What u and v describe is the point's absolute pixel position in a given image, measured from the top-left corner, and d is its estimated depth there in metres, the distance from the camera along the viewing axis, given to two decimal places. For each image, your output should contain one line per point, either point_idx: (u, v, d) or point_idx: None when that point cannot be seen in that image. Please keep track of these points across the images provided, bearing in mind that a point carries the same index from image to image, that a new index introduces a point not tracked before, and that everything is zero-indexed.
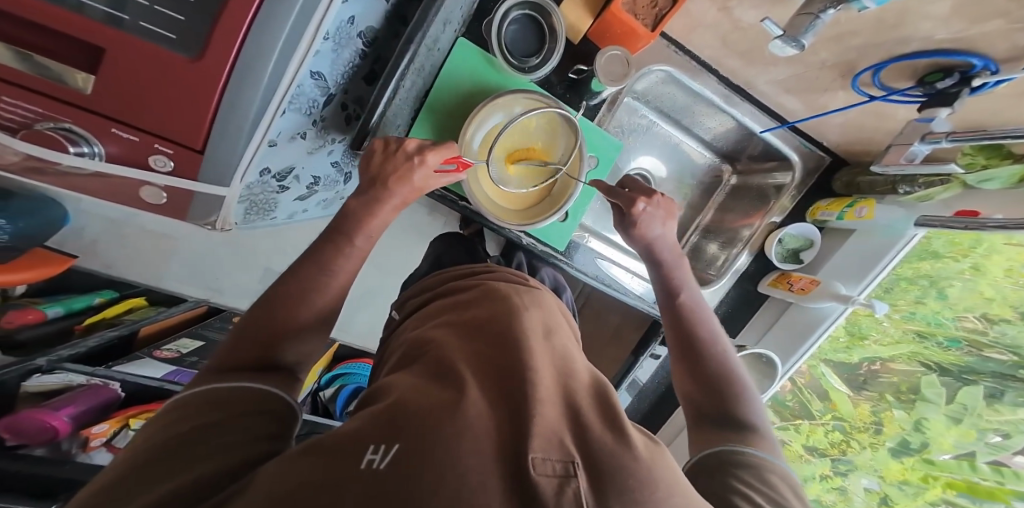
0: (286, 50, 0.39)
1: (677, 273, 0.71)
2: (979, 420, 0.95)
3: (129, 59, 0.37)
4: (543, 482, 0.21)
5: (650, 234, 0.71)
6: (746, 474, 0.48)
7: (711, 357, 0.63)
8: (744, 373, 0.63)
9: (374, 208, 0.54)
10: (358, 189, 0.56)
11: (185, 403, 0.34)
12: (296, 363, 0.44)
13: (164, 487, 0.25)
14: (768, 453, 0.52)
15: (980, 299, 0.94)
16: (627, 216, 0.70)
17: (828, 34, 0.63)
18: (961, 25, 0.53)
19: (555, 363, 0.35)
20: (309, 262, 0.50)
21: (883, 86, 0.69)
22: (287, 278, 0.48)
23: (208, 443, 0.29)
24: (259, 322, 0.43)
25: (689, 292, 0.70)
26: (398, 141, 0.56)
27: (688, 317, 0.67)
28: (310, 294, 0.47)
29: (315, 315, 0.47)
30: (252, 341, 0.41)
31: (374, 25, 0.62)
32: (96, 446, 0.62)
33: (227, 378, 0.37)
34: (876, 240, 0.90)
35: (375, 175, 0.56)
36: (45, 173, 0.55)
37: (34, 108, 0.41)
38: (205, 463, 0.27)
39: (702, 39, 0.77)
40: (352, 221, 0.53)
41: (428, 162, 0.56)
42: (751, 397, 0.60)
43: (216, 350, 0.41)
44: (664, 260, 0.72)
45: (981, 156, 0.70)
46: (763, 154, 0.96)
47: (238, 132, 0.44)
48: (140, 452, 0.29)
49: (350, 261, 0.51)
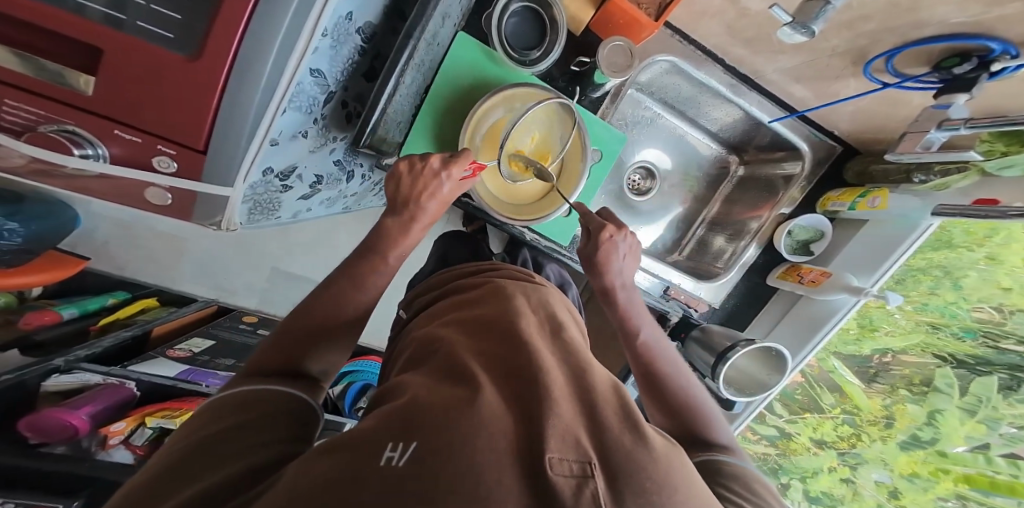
0: (284, 47, 0.39)
1: (634, 309, 0.71)
2: (994, 412, 0.92)
3: (129, 59, 0.37)
4: (561, 483, 0.21)
5: (614, 269, 0.71)
6: (732, 483, 0.49)
7: (676, 384, 0.63)
8: (704, 394, 0.64)
9: (408, 229, 0.55)
10: (390, 209, 0.57)
11: (214, 405, 0.34)
12: (320, 373, 0.45)
13: (196, 486, 0.26)
14: (745, 462, 0.54)
15: (997, 289, 0.93)
16: (592, 239, 0.69)
17: (839, 20, 0.61)
18: (977, 9, 0.51)
19: (567, 361, 0.34)
20: (341, 275, 0.51)
21: (897, 72, 0.67)
22: (325, 286, 0.50)
23: (234, 445, 0.30)
24: (296, 323, 0.45)
25: (647, 328, 0.70)
26: (423, 159, 0.55)
27: (651, 352, 0.67)
28: (334, 306, 0.47)
29: (336, 318, 0.47)
30: (284, 346, 0.43)
31: (371, 20, 0.61)
32: (114, 445, 0.63)
33: (254, 380, 0.38)
34: (890, 230, 0.88)
35: (406, 196, 0.55)
36: (53, 175, 0.56)
37: (38, 111, 0.42)
38: (231, 464, 0.28)
39: (708, 27, 0.75)
40: (385, 241, 0.54)
41: (455, 175, 0.55)
42: (714, 410, 0.62)
43: (254, 352, 0.42)
44: (617, 299, 0.71)
45: (999, 143, 0.68)
46: (771, 144, 0.94)
47: (239, 133, 0.44)
48: (169, 453, 0.29)
49: (383, 277, 0.53)
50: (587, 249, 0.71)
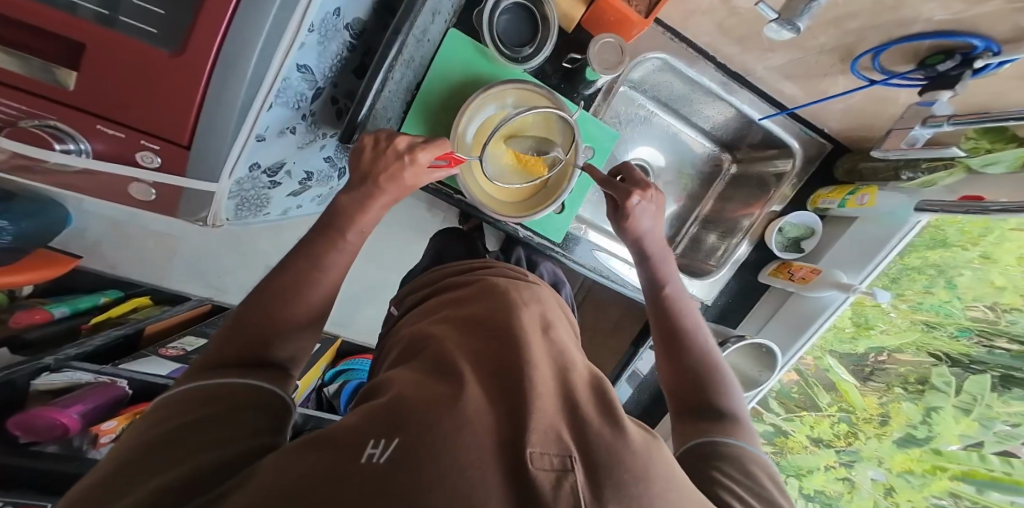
0: (270, 40, 0.39)
1: (662, 266, 0.72)
2: (987, 410, 0.94)
3: (113, 55, 0.37)
4: (541, 477, 0.21)
5: (640, 227, 0.71)
6: (730, 467, 0.48)
7: (695, 343, 0.64)
8: (725, 365, 0.64)
9: (365, 205, 0.55)
10: (346, 185, 0.57)
11: (182, 400, 0.34)
12: (287, 359, 0.45)
13: (162, 480, 0.26)
14: (752, 446, 0.53)
15: (991, 288, 0.93)
16: (620, 209, 0.70)
17: (825, 18, 0.61)
18: (961, 7, 0.51)
19: (553, 358, 0.34)
20: (297, 256, 0.51)
21: (884, 69, 0.68)
22: (279, 270, 0.49)
23: (199, 440, 0.29)
24: (258, 318, 0.44)
25: (674, 284, 0.72)
26: (388, 139, 0.55)
27: (673, 307, 0.68)
28: (303, 288, 0.47)
29: (310, 311, 0.48)
30: (244, 337, 0.42)
31: (361, 16, 0.61)
32: (105, 443, 0.64)
33: (219, 374, 0.37)
34: (877, 226, 0.88)
35: (363, 173, 0.56)
36: (35, 171, 0.55)
37: (20, 106, 0.42)
38: (197, 457, 0.28)
39: (698, 24, 0.75)
40: (343, 216, 0.54)
41: (419, 160, 0.55)
42: (732, 385, 0.61)
43: (207, 346, 0.42)
44: (652, 254, 0.73)
45: (984, 139, 0.69)
46: (763, 142, 0.95)
47: (224, 128, 0.44)
48: (137, 449, 0.29)
49: (342, 254, 0.53)
50: (616, 214, 0.71)
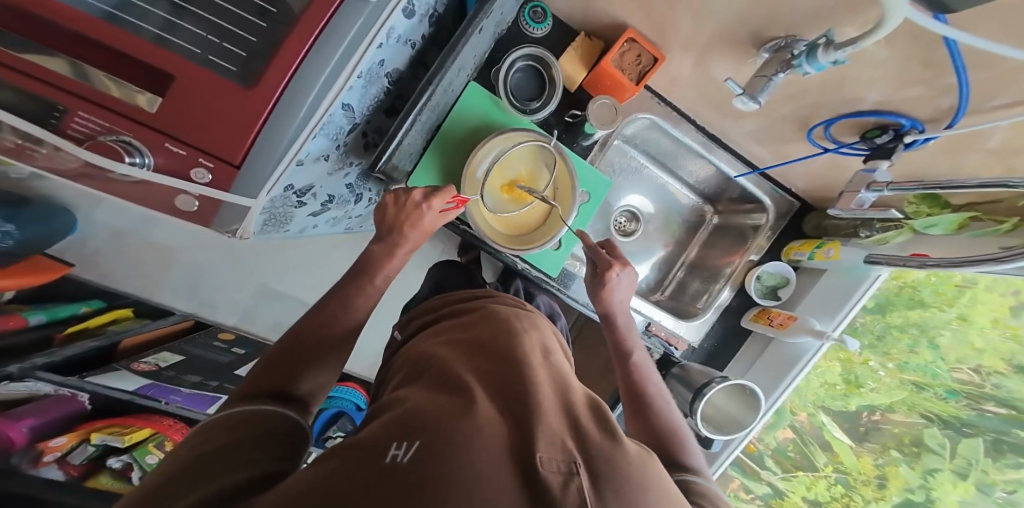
0: (330, 77, 0.45)
1: (627, 332, 0.75)
2: (984, 476, 0.97)
3: (195, 82, 0.43)
4: (550, 478, 0.23)
5: (611, 300, 0.75)
6: (699, 498, 0.51)
7: (656, 406, 0.66)
8: (684, 425, 0.66)
9: (392, 255, 0.58)
10: (377, 237, 0.60)
11: (204, 429, 0.35)
12: (309, 394, 0.46)
13: (194, 496, 0.27)
14: (709, 481, 0.55)
15: (972, 350, 0.98)
16: (598, 276, 0.74)
17: (785, 92, 0.70)
18: (890, 89, 0.59)
19: (554, 378, 0.37)
20: (331, 300, 0.54)
21: (835, 139, 0.76)
22: (317, 309, 0.53)
23: (226, 463, 0.31)
24: (282, 354, 0.46)
25: (639, 351, 0.74)
26: (407, 192, 0.59)
27: (637, 372, 0.71)
28: (324, 329, 0.50)
29: (330, 341, 0.49)
30: (273, 372, 0.44)
31: (400, 67, 0.68)
32: (48, 462, 0.61)
33: (247, 403, 0.39)
34: (844, 280, 0.93)
35: (391, 224, 0.59)
36: (90, 180, 0.58)
37: (103, 122, 0.45)
38: (224, 478, 0.29)
39: (681, 92, 0.85)
40: (372, 261, 0.58)
41: (435, 207, 0.59)
42: (690, 439, 0.64)
43: (241, 382, 0.44)
44: (618, 324, 0.75)
45: (923, 204, 0.75)
46: (741, 197, 1.03)
47: (274, 151, 0.48)
48: (167, 471, 0.30)
49: (369, 299, 0.56)
50: (594, 281, 0.75)
